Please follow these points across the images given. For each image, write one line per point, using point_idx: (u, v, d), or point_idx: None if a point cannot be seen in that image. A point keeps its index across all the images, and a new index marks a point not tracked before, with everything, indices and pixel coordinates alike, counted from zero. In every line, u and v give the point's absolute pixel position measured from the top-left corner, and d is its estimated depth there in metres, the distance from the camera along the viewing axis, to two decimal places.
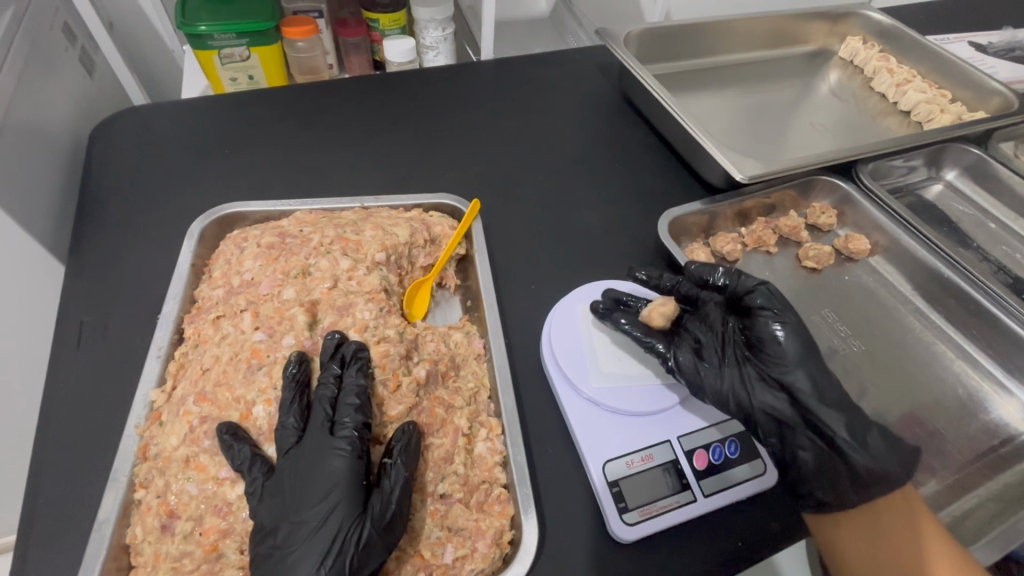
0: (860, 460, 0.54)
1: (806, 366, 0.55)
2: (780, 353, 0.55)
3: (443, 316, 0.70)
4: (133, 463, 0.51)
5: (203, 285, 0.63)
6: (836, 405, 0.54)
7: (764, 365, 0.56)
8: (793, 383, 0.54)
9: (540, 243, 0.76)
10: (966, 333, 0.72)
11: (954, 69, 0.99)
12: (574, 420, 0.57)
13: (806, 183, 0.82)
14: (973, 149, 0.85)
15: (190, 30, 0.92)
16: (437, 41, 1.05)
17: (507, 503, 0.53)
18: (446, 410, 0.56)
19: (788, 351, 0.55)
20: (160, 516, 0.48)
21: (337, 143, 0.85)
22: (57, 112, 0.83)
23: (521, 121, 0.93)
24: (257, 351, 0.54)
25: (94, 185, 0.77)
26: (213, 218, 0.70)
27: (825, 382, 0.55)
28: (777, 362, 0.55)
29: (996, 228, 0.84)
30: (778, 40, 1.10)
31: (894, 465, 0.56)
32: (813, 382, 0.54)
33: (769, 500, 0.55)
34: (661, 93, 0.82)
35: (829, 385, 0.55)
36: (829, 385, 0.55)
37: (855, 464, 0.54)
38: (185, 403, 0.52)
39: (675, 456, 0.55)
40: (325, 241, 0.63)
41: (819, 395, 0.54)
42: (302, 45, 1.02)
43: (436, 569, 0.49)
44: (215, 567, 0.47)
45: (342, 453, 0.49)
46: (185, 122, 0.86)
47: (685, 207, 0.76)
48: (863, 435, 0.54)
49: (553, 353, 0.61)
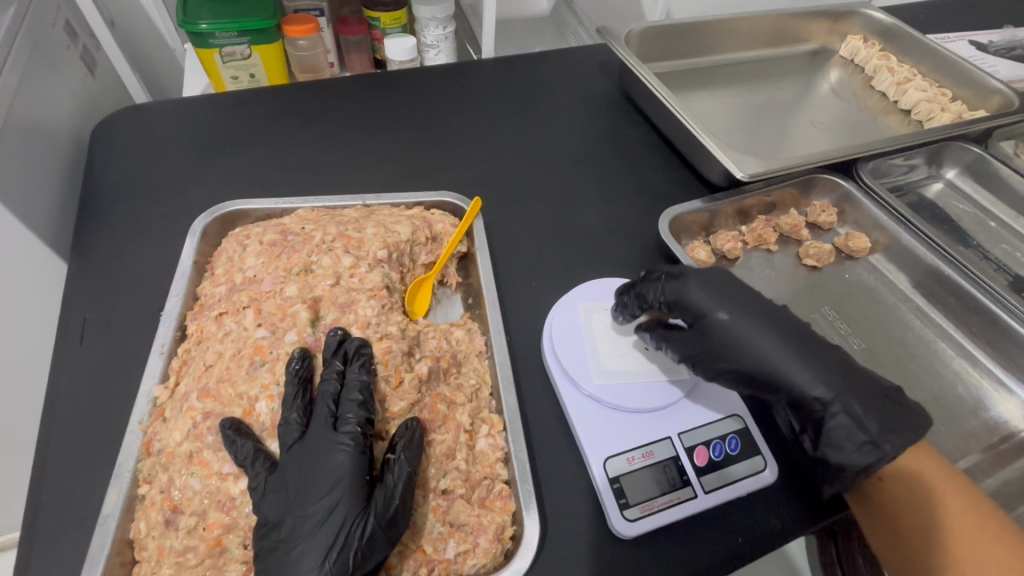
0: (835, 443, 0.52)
1: (760, 352, 0.52)
2: (733, 354, 0.53)
3: (444, 313, 0.71)
4: (136, 458, 0.51)
5: (206, 282, 0.63)
6: (807, 379, 0.52)
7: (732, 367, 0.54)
8: (759, 372, 0.53)
9: (541, 241, 0.76)
10: (966, 331, 0.72)
11: (954, 68, 0.99)
12: (574, 418, 0.57)
13: (806, 182, 0.82)
14: (974, 147, 0.85)
15: (192, 28, 0.92)
16: (438, 40, 1.05)
17: (509, 499, 0.53)
18: (448, 406, 0.56)
19: (748, 347, 0.53)
20: (164, 512, 0.48)
21: (338, 142, 0.85)
22: (59, 110, 0.83)
23: (522, 120, 0.93)
24: (259, 347, 0.54)
25: (95, 183, 0.77)
26: (215, 216, 0.70)
27: (784, 356, 0.52)
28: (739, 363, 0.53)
29: (996, 226, 0.84)
30: (779, 39, 1.11)
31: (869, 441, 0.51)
32: (773, 363, 0.52)
33: (770, 497, 0.55)
34: (662, 92, 0.82)
35: (792, 357, 0.52)
36: (791, 358, 0.52)
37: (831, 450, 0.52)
38: (188, 399, 0.52)
39: (676, 453, 0.55)
40: (327, 239, 0.63)
41: (783, 375, 0.52)
42: (303, 44, 1.02)
43: (438, 564, 0.49)
44: (219, 561, 0.48)
45: (346, 448, 0.49)
46: (187, 120, 0.86)
47: (685, 205, 0.76)
48: (845, 397, 0.51)
49: (554, 350, 0.61)
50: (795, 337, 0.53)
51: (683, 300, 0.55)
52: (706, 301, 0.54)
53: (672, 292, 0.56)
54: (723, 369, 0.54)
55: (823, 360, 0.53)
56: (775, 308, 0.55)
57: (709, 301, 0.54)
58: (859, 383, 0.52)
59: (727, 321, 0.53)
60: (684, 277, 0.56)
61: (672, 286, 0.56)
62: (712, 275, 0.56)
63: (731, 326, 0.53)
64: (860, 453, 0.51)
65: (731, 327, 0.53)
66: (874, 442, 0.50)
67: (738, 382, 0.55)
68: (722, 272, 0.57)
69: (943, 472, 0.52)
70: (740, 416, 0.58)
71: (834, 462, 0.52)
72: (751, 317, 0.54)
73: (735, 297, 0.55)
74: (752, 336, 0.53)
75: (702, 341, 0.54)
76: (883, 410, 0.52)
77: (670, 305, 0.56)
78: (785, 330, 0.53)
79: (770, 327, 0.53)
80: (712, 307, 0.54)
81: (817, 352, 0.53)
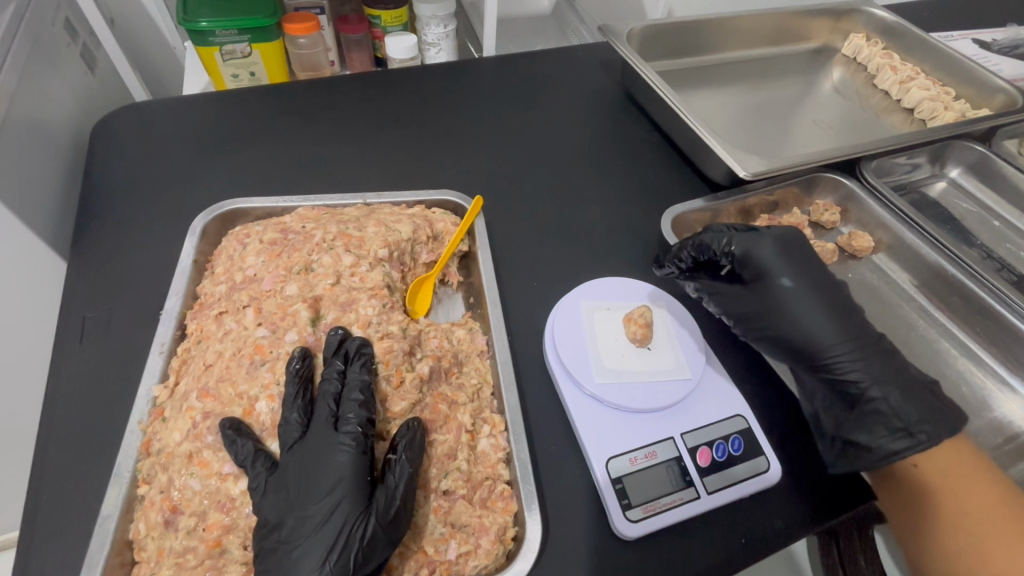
0: (870, 423, 0.54)
1: (811, 322, 0.57)
2: (785, 319, 0.58)
3: (446, 312, 0.70)
4: (136, 458, 0.51)
5: (206, 281, 0.63)
6: (852, 356, 0.56)
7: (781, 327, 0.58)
8: (804, 341, 0.57)
9: (543, 239, 0.76)
10: (970, 330, 0.72)
11: (958, 66, 0.99)
12: (576, 418, 0.56)
13: (809, 181, 0.82)
14: (977, 146, 0.85)
15: (191, 26, 0.91)
16: (439, 38, 1.04)
17: (511, 499, 0.53)
18: (450, 406, 0.56)
19: (802, 310, 0.58)
20: (163, 512, 0.48)
21: (339, 140, 0.85)
22: (59, 108, 0.83)
23: (523, 119, 0.93)
24: (259, 347, 0.53)
25: (95, 182, 0.77)
26: (215, 214, 0.70)
27: (834, 330, 0.57)
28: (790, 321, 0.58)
29: (999, 226, 0.84)
30: (782, 37, 1.10)
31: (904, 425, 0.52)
32: (821, 335, 0.57)
33: (774, 498, 0.55)
34: (664, 90, 0.82)
35: (842, 332, 0.57)
36: (841, 334, 0.56)
37: (866, 430, 0.53)
38: (188, 398, 0.52)
39: (679, 453, 0.55)
40: (327, 237, 0.62)
41: (831, 349, 0.56)
42: (304, 42, 1.02)
43: (439, 566, 0.49)
44: (218, 562, 0.47)
45: (347, 448, 0.48)
46: (188, 119, 0.86)
47: (687, 204, 0.76)
48: (886, 384, 0.54)
49: (556, 348, 0.61)
50: (849, 319, 0.58)
51: (751, 255, 0.60)
52: (775, 263, 0.59)
53: (743, 246, 0.60)
54: (770, 328, 0.59)
55: (871, 346, 0.56)
56: (837, 286, 0.60)
57: (776, 261, 0.59)
58: (905, 377, 0.55)
59: (790, 286, 0.58)
60: (759, 234, 0.61)
61: (743, 240, 0.61)
62: (783, 242, 0.61)
63: (792, 290, 0.58)
64: (893, 439, 0.52)
65: (792, 290, 0.58)
66: (909, 430, 0.52)
67: (778, 349, 0.59)
68: (797, 243, 0.62)
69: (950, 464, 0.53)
70: (744, 416, 0.58)
71: (863, 440, 0.53)
72: (812, 289, 0.59)
73: (802, 266, 0.60)
74: (809, 305, 0.58)
75: (758, 299, 0.59)
76: (924, 405, 0.54)
77: (737, 258, 0.61)
78: (839, 310, 0.58)
79: (828, 300, 0.58)
80: (779, 270, 0.59)
81: (867, 340, 0.57)
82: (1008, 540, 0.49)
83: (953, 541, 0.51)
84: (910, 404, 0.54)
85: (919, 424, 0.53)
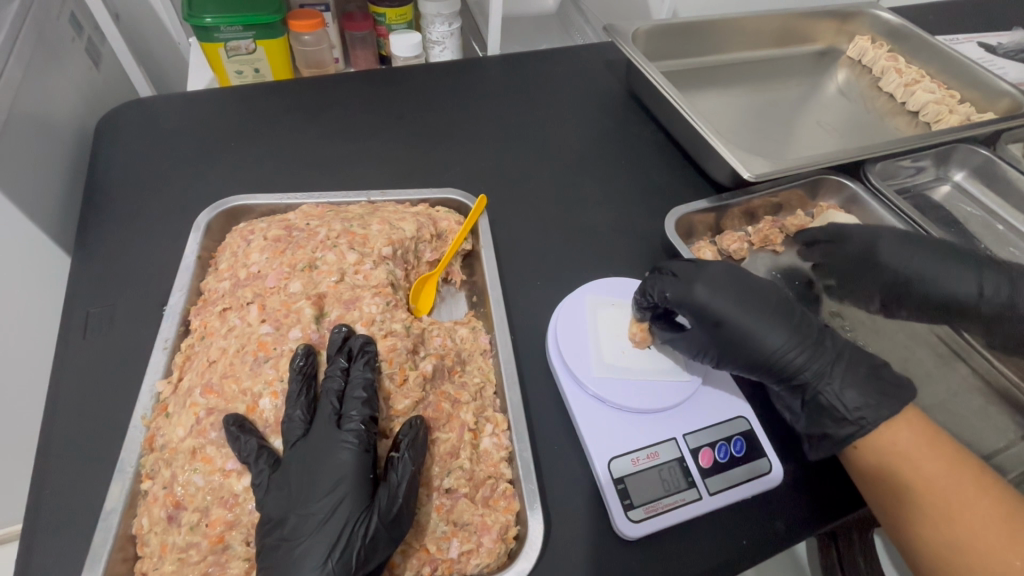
0: (824, 417, 0.55)
1: (756, 340, 0.56)
2: (735, 347, 0.56)
3: (448, 311, 0.71)
4: (139, 453, 0.51)
5: (209, 277, 0.63)
6: (796, 360, 0.55)
7: (736, 353, 0.56)
8: (755, 358, 0.56)
9: (546, 239, 0.76)
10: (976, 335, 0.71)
11: (964, 70, 0.98)
12: (580, 418, 0.56)
13: (814, 183, 0.81)
14: (982, 150, 0.84)
15: (197, 22, 0.92)
16: (444, 37, 1.04)
17: (513, 498, 0.53)
18: (453, 405, 0.56)
19: (746, 330, 0.56)
20: (167, 507, 0.48)
21: (343, 137, 0.85)
22: (63, 103, 0.83)
23: (527, 118, 0.93)
24: (263, 343, 0.54)
25: (99, 177, 0.77)
26: (219, 211, 0.70)
27: (778, 340, 0.56)
28: (739, 348, 0.56)
29: (1004, 230, 0.84)
30: (788, 38, 1.10)
31: (852, 412, 0.53)
32: (768, 351, 0.56)
33: (771, 501, 0.55)
34: (669, 90, 0.81)
35: (788, 342, 0.56)
36: (788, 344, 0.55)
37: (822, 425, 0.55)
38: (192, 394, 0.52)
39: (681, 454, 0.55)
40: (332, 235, 0.62)
41: (778, 361, 0.56)
42: (309, 39, 1.01)
43: (441, 564, 0.49)
44: (221, 558, 0.48)
45: (349, 446, 0.49)
46: (192, 115, 0.86)
47: (692, 205, 0.76)
48: (829, 377, 0.55)
49: (557, 347, 0.61)
50: (790, 323, 0.57)
51: (686, 299, 0.57)
52: (710, 299, 0.57)
53: (676, 293, 0.58)
54: (726, 357, 0.57)
55: (813, 342, 0.56)
56: (773, 292, 0.59)
57: (713, 300, 0.57)
58: (844, 360, 0.56)
59: (729, 319, 0.56)
60: (691, 276, 0.58)
61: (675, 287, 0.58)
62: (716, 275, 0.58)
63: (732, 321, 0.56)
64: (842, 427, 0.53)
65: (733, 322, 0.56)
66: (853, 415, 0.53)
67: (738, 367, 0.58)
68: (724, 266, 0.60)
69: (922, 438, 0.51)
70: (745, 417, 0.58)
71: (816, 431, 0.55)
72: (752, 310, 0.57)
73: (738, 290, 0.58)
74: (753, 326, 0.56)
75: (705, 336, 0.57)
76: (868, 386, 0.54)
77: (675, 304, 0.57)
78: (779, 317, 0.57)
79: (768, 313, 0.57)
80: (715, 305, 0.56)
81: (810, 337, 0.56)
82: (983, 503, 0.47)
83: (923, 519, 0.49)
84: (858, 389, 0.54)
85: (867, 401, 0.53)
